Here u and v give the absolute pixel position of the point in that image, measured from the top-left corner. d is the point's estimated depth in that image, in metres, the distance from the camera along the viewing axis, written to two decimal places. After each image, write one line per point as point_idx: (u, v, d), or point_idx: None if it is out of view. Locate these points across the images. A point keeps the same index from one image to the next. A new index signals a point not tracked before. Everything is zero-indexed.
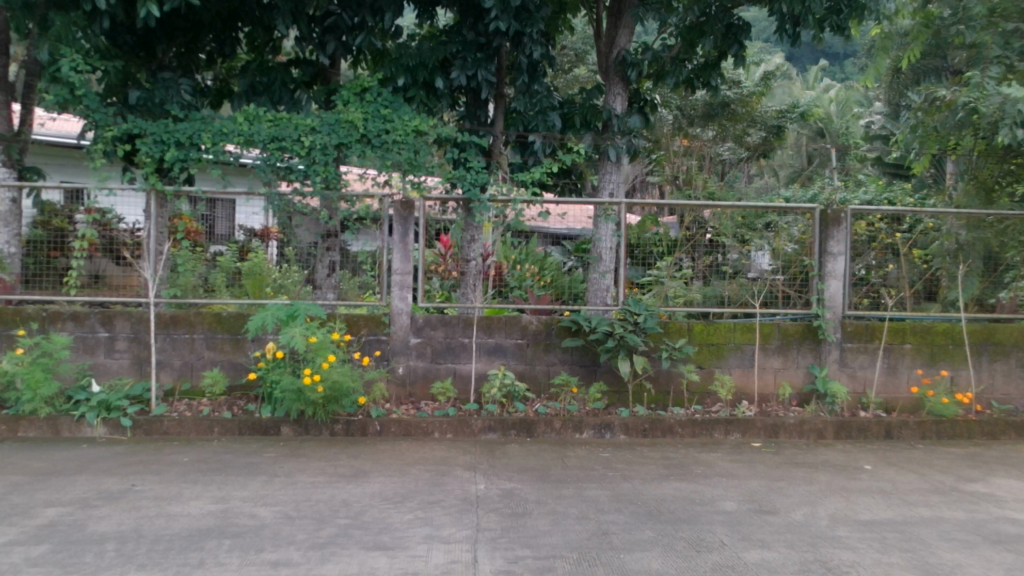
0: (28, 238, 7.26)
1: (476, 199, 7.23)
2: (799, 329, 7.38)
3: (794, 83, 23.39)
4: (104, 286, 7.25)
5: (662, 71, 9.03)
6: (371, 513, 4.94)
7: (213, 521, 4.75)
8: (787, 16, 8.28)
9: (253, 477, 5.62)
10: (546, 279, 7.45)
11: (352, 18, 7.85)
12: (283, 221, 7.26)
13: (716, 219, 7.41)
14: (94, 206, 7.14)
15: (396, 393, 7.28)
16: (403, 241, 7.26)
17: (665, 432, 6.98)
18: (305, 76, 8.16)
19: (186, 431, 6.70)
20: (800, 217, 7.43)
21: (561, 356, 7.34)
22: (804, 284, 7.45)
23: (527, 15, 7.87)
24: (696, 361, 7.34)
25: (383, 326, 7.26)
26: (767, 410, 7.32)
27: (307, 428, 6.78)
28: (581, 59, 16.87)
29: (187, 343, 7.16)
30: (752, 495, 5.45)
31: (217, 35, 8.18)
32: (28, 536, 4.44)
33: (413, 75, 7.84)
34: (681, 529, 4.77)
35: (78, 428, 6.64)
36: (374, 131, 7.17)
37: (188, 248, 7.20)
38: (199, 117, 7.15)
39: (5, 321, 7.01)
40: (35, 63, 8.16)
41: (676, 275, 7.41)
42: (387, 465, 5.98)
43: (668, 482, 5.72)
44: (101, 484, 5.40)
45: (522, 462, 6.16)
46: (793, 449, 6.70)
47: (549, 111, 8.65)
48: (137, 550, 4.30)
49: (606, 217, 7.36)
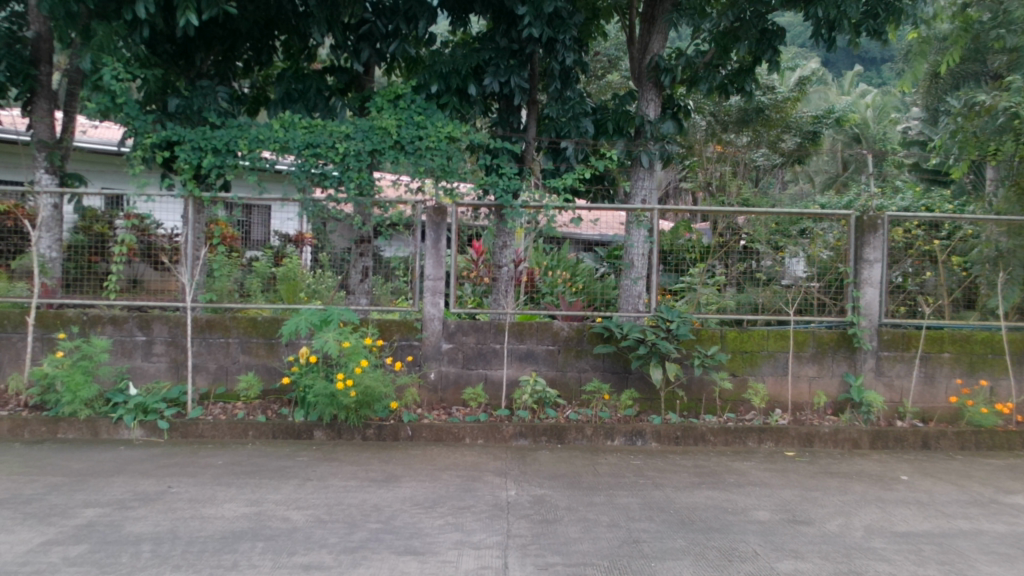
0: (69, 242, 7.37)
1: (509, 206, 7.24)
2: (834, 337, 7.28)
3: (830, 88, 23.10)
4: (142, 291, 7.37)
5: (695, 77, 8.92)
6: (402, 517, 4.97)
7: (247, 523, 4.81)
8: (823, 22, 8.07)
9: (287, 480, 5.68)
10: (578, 285, 7.42)
11: (387, 26, 7.97)
12: (317, 227, 7.33)
13: (750, 225, 7.34)
14: (132, 212, 7.27)
15: (427, 398, 7.33)
16: (435, 247, 7.30)
17: (697, 440, 6.92)
18: (340, 84, 8.24)
19: (221, 434, 6.78)
20: (836, 223, 7.34)
21: (593, 362, 7.32)
22: (839, 291, 7.35)
23: (559, 22, 7.94)
24: (729, 368, 7.28)
25: (415, 332, 7.29)
26: (801, 418, 7.26)
27: (339, 432, 6.85)
28: (614, 65, 16.90)
29: (222, 347, 7.24)
30: (785, 505, 5.39)
31: (254, 43, 8.30)
32: (67, 536, 4.52)
33: (446, 82, 7.85)
34: (714, 538, 4.73)
35: (116, 430, 6.74)
36: (407, 137, 7.19)
37: (224, 253, 7.30)
38: (236, 124, 7.22)
39: (47, 324, 7.17)
40: (77, 71, 8.34)
41: (708, 282, 7.35)
42: (418, 471, 6.00)
43: (700, 490, 5.69)
44: (138, 485, 5.48)
45: (553, 469, 6.16)
46: (828, 459, 6.61)
47: (582, 117, 8.57)
48: (173, 551, 4.37)
49: (638, 223, 7.35)
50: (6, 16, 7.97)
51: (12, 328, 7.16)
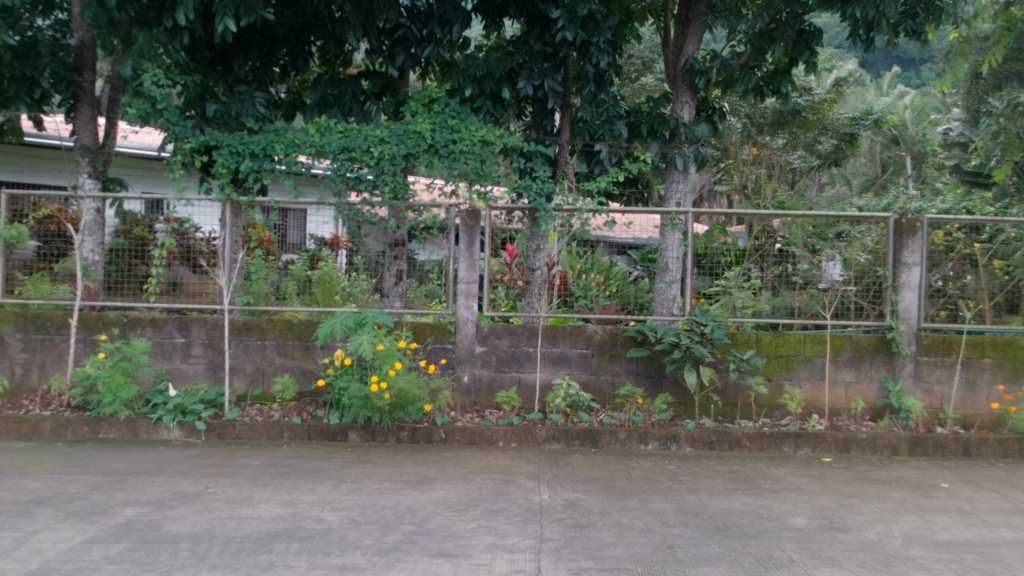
0: (110, 246, 7.50)
1: (543, 209, 7.20)
2: (872, 342, 7.18)
3: (868, 89, 22.77)
4: (181, 293, 7.46)
5: (731, 79, 8.83)
6: (435, 520, 4.98)
7: (283, 524, 4.86)
8: (861, 22, 7.96)
9: (322, 482, 5.73)
10: (611, 288, 7.42)
11: (421, 31, 8.09)
12: (352, 231, 7.38)
13: (786, 228, 7.26)
14: (172, 216, 7.36)
15: (461, 401, 7.34)
16: (469, 250, 7.32)
17: (733, 445, 6.87)
18: (375, 87, 8.30)
19: (258, 436, 6.86)
20: (874, 226, 7.25)
21: (626, 366, 7.29)
22: (878, 295, 7.24)
23: (594, 24, 7.96)
24: (764, 373, 7.21)
25: (449, 335, 7.32)
26: (839, 424, 7.16)
27: (373, 434, 6.89)
28: (648, 67, 16.83)
29: (258, 350, 7.32)
30: (822, 512, 5.32)
31: (291, 49, 8.37)
32: (107, 535, 4.60)
33: (480, 86, 7.92)
34: (749, 544, 4.69)
35: (155, 431, 6.86)
36: (441, 141, 7.21)
37: (261, 257, 7.39)
38: (273, 129, 7.33)
39: (89, 326, 7.30)
40: (119, 78, 8.50)
41: (744, 286, 7.29)
42: (452, 473, 6.02)
43: (735, 496, 5.63)
44: (176, 485, 5.56)
45: (587, 473, 6.14)
46: (866, 465, 6.52)
47: (616, 119, 8.56)
48: (210, 550, 4.42)
49: (673, 225, 7.30)
50: (50, 24, 8.07)
51: (55, 330, 7.30)
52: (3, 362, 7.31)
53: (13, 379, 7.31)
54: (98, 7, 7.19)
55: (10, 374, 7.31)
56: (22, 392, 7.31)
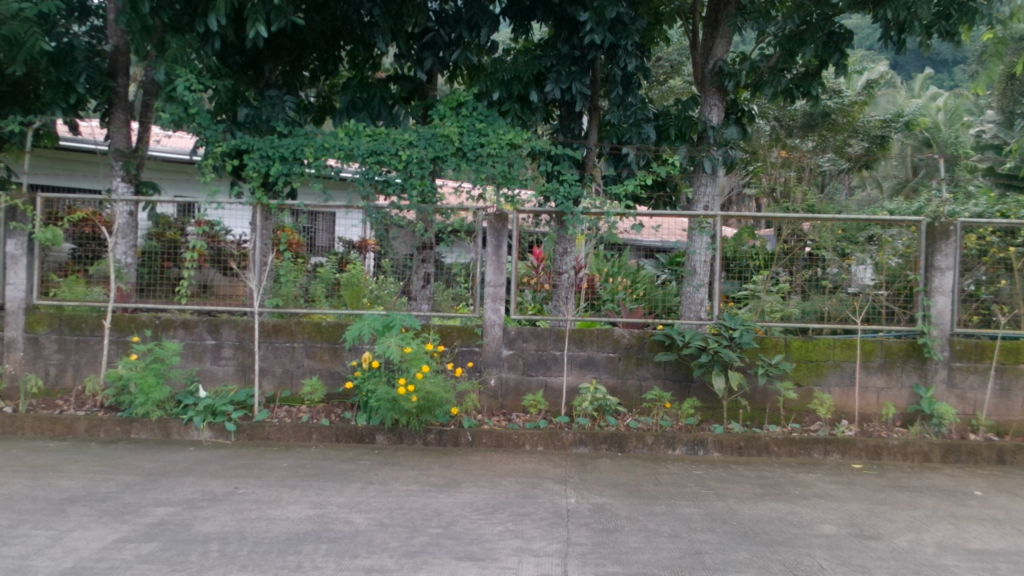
0: (143, 249, 7.63)
1: (570, 212, 7.21)
2: (904, 347, 7.10)
3: (899, 91, 22.48)
4: (211, 296, 7.51)
5: (760, 81, 8.72)
6: (462, 523, 4.99)
7: (311, 525, 4.88)
8: (892, 23, 7.86)
9: (349, 484, 5.75)
10: (639, 292, 7.39)
11: (450, 34, 8.12)
12: (380, 234, 7.42)
13: (816, 232, 7.19)
14: (203, 219, 7.47)
15: (487, 405, 7.35)
16: (496, 253, 7.32)
17: (761, 450, 6.81)
18: (404, 92, 8.32)
19: (286, 437, 6.91)
20: (905, 230, 7.13)
21: (654, 370, 7.26)
22: (909, 300, 7.17)
23: (621, 28, 7.93)
24: (794, 378, 7.15)
25: (476, 338, 7.34)
26: (869, 430, 7.08)
27: (401, 437, 6.91)
28: (676, 70, 16.78)
29: (287, 351, 7.38)
30: (852, 519, 5.26)
31: (322, 54, 8.45)
32: (139, 534, 4.66)
33: (508, 89, 7.94)
34: (778, 551, 4.65)
35: (186, 431, 6.94)
36: (468, 144, 7.22)
37: (290, 259, 7.44)
38: (303, 133, 7.37)
39: (121, 327, 7.40)
40: (152, 83, 8.64)
41: (773, 290, 7.23)
42: (479, 476, 6.03)
43: (764, 502, 5.58)
44: (206, 485, 5.62)
45: (614, 477, 6.12)
46: (897, 472, 6.44)
47: (644, 122, 8.55)
48: (239, 551, 4.46)
49: (701, 229, 7.26)
50: (86, 30, 8.28)
51: (89, 331, 7.41)
52: (38, 362, 7.43)
53: (48, 380, 7.43)
54: (132, 13, 7.32)
55: (44, 374, 7.43)
56: (56, 392, 7.43)
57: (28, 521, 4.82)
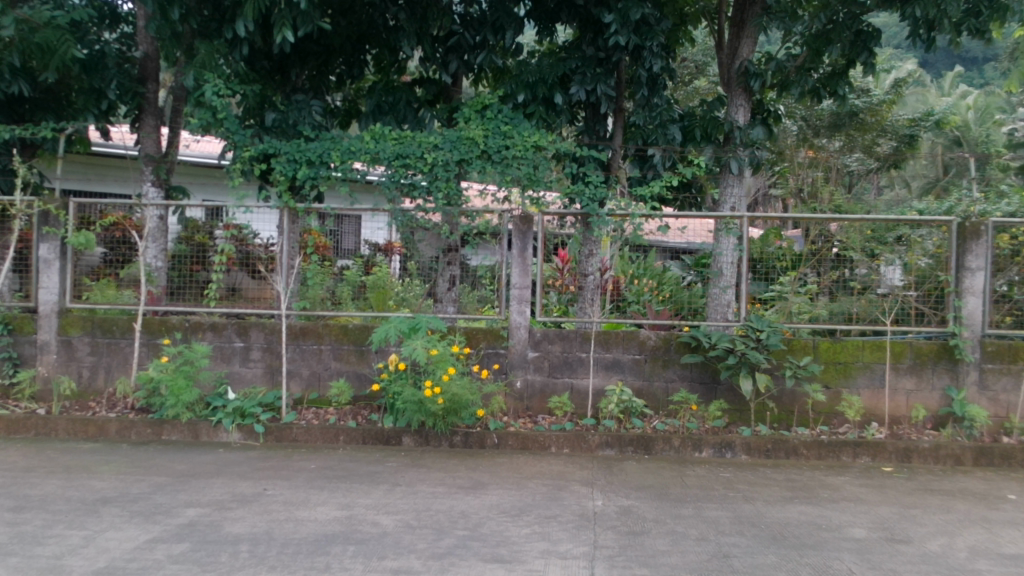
0: (172, 253, 7.65)
1: (595, 214, 7.19)
2: (934, 348, 7.00)
3: (928, 90, 22.19)
4: (240, 298, 7.59)
5: (786, 81, 8.69)
6: (489, 525, 4.99)
7: (339, 527, 4.91)
8: (921, 21, 7.77)
9: (377, 486, 5.78)
10: (665, 294, 7.36)
11: (474, 38, 8.12)
12: (406, 237, 7.45)
13: (844, 232, 7.13)
14: (231, 222, 7.53)
15: (514, 407, 7.34)
16: (522, 255, 7.30)
17: (789, 453, 6.75)
18: (429, 95, 8.35)
19: (314, 439, 6.95)
20: (935, 230, 7.03)
21: (680, 373, 7.22)
22: (940, 301, 7.07)
23: (646, 29, 7.90)
24: (822, 380, 7.08)
25: (501, 340, 7.34)
26: (899, 433, 7.00)
27: (427, 439, 6.93)
28: (701, 71, 16.71)
29: (315, 354, 7.43)
30: (883, 523, 5.20)
31: (347, 58, 8.49)
32: (171, 535, 4.71)
33: (532, 92, 7.95)
34: (807, 555, 4.61)
35: (215, 433, 7.00)
36: (494, 147, 7.22)
37: (317, 263, 7.48)
38: (329, 137, 7.44)
39: (152, 330, 7.51)
40: (182, 88, 8.73)
41: (800, 291, 7.18)
42: (505, 478, 6.03)
43: (793, 505, 5.54)
44: (236, 487, 5.67)
45: (641, 480, 6.10)
46: (928, 475, 6.36)
47: (669, 124, 8.57)
48: (268, 552, 4.49)
49: (728, 231, 7.21)
50: (116, 37, 8.32)
51: (120, 334, 7.51)
52: (71, 365, 7.54)
53: (81, 382, 7.54)
54: (163, 20, 7.40)
55: (77, 376, 7.54)
56: (89, 394, 7.54)
57: (62, 521, 4.90)
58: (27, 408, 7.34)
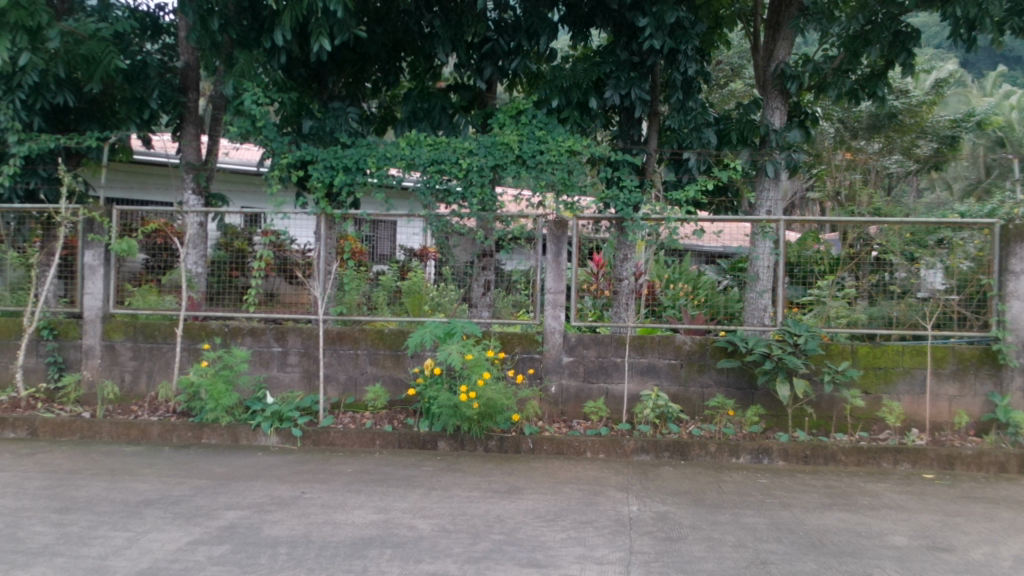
0: (212, 258, 7.80)
1: (630, 219, 7.22)
2: (977, 353, 6.88)
3: (971, 90, 21.77)
4: (278, 304, 7.69)
5: (823, 83, 8.62)
6: (525, 530, 5.00)
7: (376, 530, 4.95)
8: (962, 21, 7.65)
9: (413, 489, 5.82)
10: (700, 298, 7.32)
11: (509, 44, 8.15)
12: (441, 242, 7.49)
13: (883, 235, 7.04)
14: (269, 229, 7.62)
15: (549, 411, 7.34)
16: (556, 260, 7.31)
17: (828, 459, 6.66)
18: (464, 100, 8.42)
19: (351, 442, 7.01)
20: (978, 232, 6.90)
21: (716, 378, 7.18)
22: (982, 304, 6.95)
23: (681, 32, 7.88)
24: (861, 386, 6.98)
25: (536, 345, 7.34)
26: (941, 439, 6.88)
27: (462, 443, 6.96)
28: (737, 73, 16.65)
29: (351, 358, 7.49)
30: (925, 530, 5.12)
31: (383, 65, 8.58)
32: (211, 537, 4.78)
33: (567, 96, 7.94)
34: (847, 562, 4.55)
35: (254, 436, 7.08)
36: (528, 152, 7.25)
37: (353, 267, 7.55)
38: (365, 143, 7.51)
39: (193, 335, 7.64)
40: (221, 97, 8.90)
41: (838, 295, 7.10)
42: (541, 483, 6.03)
43: (832, 512, 5.47)
44: (275, 490, 5.75)
45: (677, 485, 6.07)
46: (972, 482, 6.24)
47: (704, 128, 8.44)
48: (307, 554, 4.54)
49: (764, 234, 7.15)
50: (158, 48, 8.57)
51: (162, 339, 7.65)
52: (114, 369, 7.69)
53: (124, 386, 7.69)
54: (203, 30, 7.56)
55: (120, 380, 7.69)
56: (132, 398, 7.69)
57: (107, 522, 5.00)
58: (72, 411, 7.49)
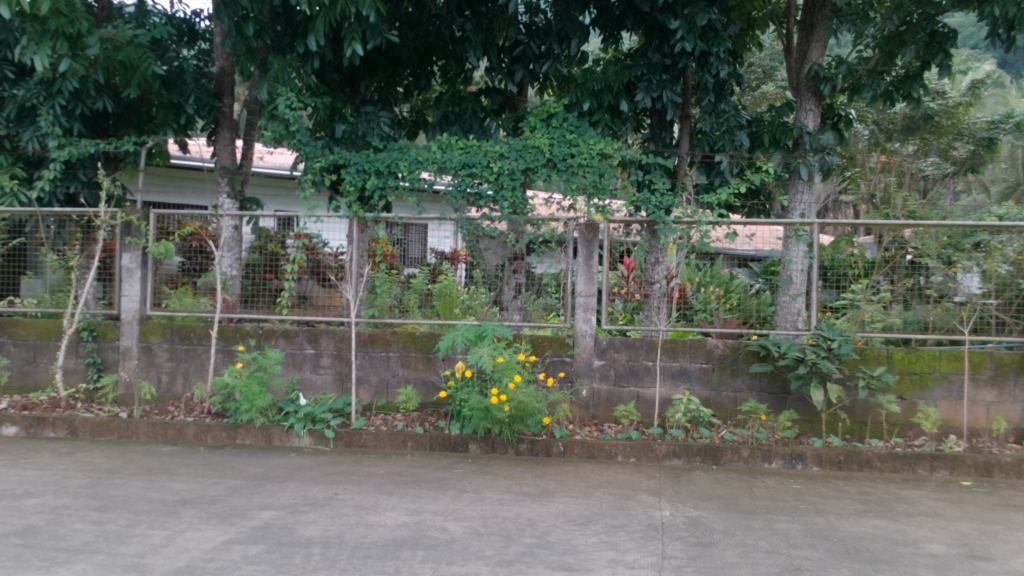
0: (246, 261, 7.90)
1: (661, 221, 7.14)
2: (1016, 359, 6.76)
3: (1008, 91, 21.38)
4: (311, 306, 7.74)
5: (858, 84, 8.47)
6: (556, 533, 4.99)
7: (408, 532, 4.97)
8: (1000, 21, 7.53)
9: (444, 492, 5.84)
10: (732, 302, 7.25)
11: (540, 47, 8.13)
12: (472, 245, 7.53)
13: (918, 239, 6.90)
14: (303, 232, 7.70)
15: (580, 415, 7.33)
16: (587, 263, 7.30)
17: (863, 465, 6.59)
18: (494, 104, 8.43)
19: (382, 445, 7.05)
20: (1017, 235, 6.75)
21: (749, 382, 7.12)
22: (1021, 309, 6.84)
23: (713, 34, 7.88)
24: (896, 391, 6.90)
25: (567, 348, 7.33)
26: (979, 446, 6.77)
27: (493, 445, 6.97)
28: (768, 75, 16.56)
29: (383, 360, 7.54)
30: (962, 538, 5.03)
31: (414, 69, 8.62)
32: (246, 536, 4.83)
33: (598, 99, 7.93)
34: (882, 570, 4.49)
35: (287, 438, 7.14)
36: (559, 155, 7.25)
37: (385, 271, 7.57)
38: (397, 147, 7.59)
39: (228, 337, 7.72)
40: (255, 102, 9.00)
41: (873, 299, 7.01)
42: (572, 487, 6.02)
43: (867, 518, 5.40)
44: (308, 490, 5.80)
45: (709, 490, 6.03)
46: (1010, 490, 6.13)
47: (737, 130, 8.40)
48: (340, 555, 4.58)
49: (797, 237, 7.10)
50: (195, 54, 8.69)
51: (197, 340, 7.75)
52: (151, 370, 7.80)
53: (160, 387, 7.80)
54: (238, 36, 7.65)
55: (157, 381, 7.80)
56: (168, 399, 7.80)
57: (144, 521, 5.06)
58: (111, 411, 7.61)
